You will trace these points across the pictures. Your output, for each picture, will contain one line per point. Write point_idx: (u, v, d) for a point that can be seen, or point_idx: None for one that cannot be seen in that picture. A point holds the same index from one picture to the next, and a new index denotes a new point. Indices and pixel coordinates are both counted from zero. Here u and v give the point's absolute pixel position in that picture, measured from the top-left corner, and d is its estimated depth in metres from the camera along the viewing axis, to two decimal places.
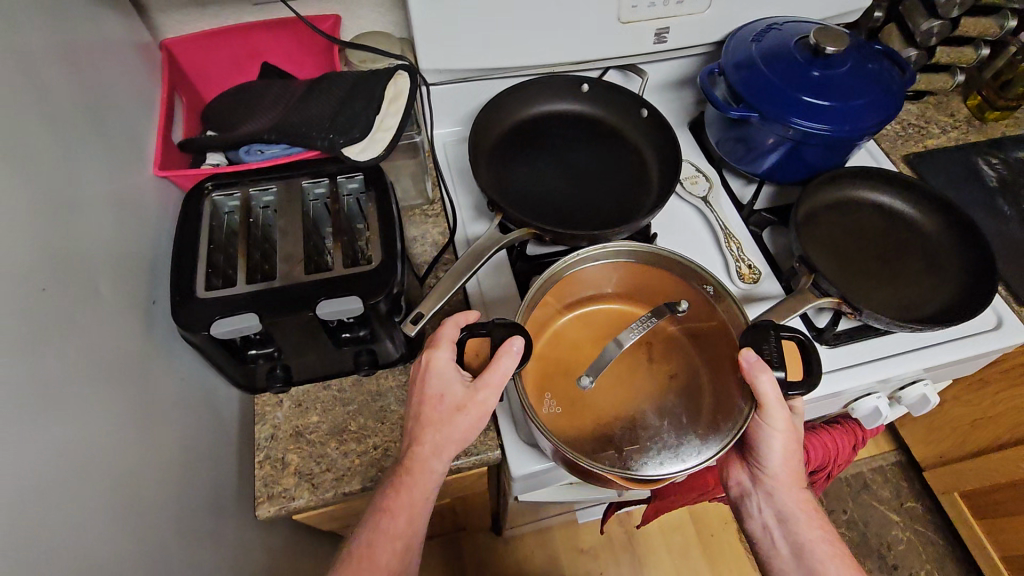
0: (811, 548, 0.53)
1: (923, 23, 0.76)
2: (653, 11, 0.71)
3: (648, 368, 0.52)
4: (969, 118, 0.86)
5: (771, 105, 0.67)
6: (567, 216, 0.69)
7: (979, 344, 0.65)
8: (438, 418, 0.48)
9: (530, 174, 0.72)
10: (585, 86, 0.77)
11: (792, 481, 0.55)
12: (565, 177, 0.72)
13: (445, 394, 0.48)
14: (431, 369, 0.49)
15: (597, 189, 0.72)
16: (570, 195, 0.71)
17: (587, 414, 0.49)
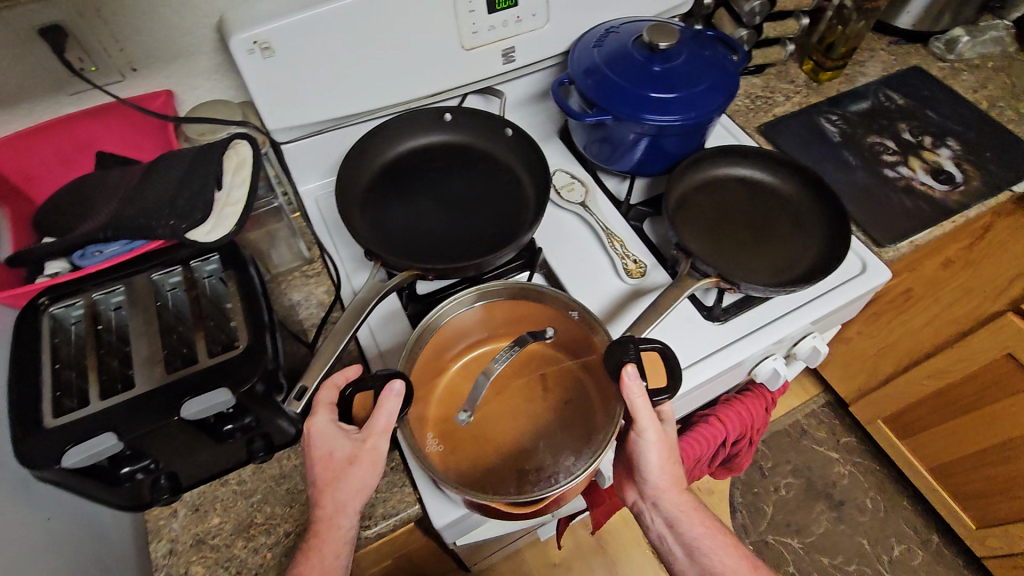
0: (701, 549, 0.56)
1: (746, 6, 0.81)
2: (493, 33, 0.72)
3: (538, 399, 0.55)
4: (808, 82, 0.93)
5: (621, 105, 0.70)
6: (449, 249, 0.68)
7: (851, 290, 0.70)
8: (332, 477, 0.47)
9: (407, 213, 0.71)
10: (447, 115, 0.77)
11: (672, 489, 0.57)
12: (443, 210, 0.72)
13: (333, 454, 0.48)
14: (313, 433, 0.48)
15: (476, 215, 0.72)
16: (451, 226, 0.71)
17: (479, 453, 0.52)
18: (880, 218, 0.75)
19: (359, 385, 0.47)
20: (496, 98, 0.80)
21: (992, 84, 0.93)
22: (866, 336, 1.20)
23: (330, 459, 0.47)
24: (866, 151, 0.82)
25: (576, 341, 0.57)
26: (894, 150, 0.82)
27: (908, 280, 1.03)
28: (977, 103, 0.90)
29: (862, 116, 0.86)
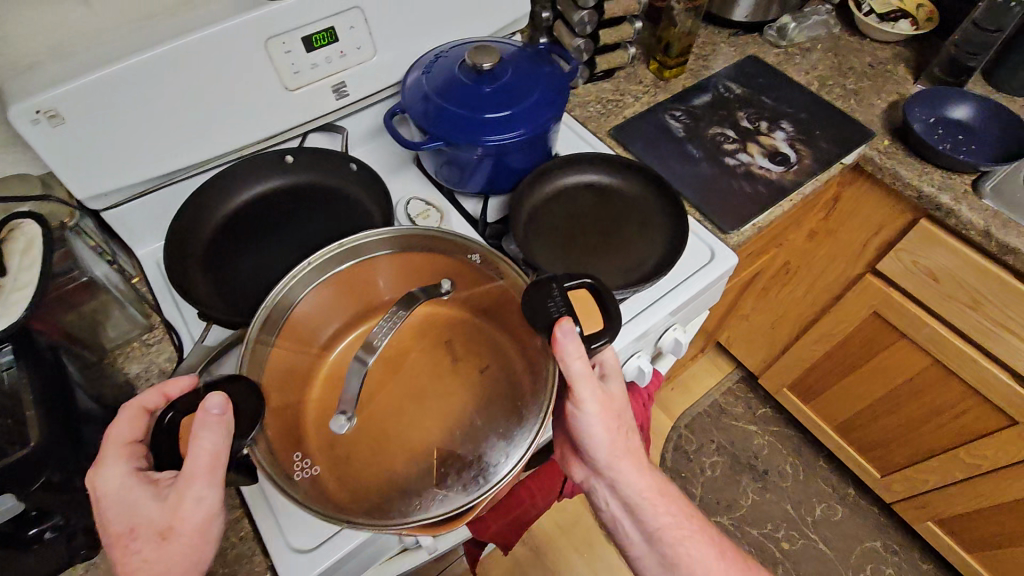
0: (661, 534, 0.59)
1: (576, 15, 0.83)
2: (318, 71, 0.70)
3: (451, 370, 0.54)
4: (655, 80, 0.96)
5: (456, 132, 0.70)
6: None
7: (702, 278, 0.72)
8: (146, 547, 0.43)
9: (252, 265, 0.69)
10: (288, 156, 0.75)
11: (629, 462, 0.57)
12: (290, 256, 0.70)
13: (138, 522, 0.43)
14: (102, 494, 0.43)
15: (326, 257, 0.70)
16: (298, 272, 0.69)
17: (382, 454, 0.50)
18: (724, 206, 0.78)
19: (182, 411, 0.44)
20: (338, 133, 0.79)
21: (823, 64, 0.99)
22: (761, 311, 1.25)
23: (139, 526, 0.43)
24: (708, 143, 0.85)
25: (478, 293, 0.57)
26: (734, 138, 0.86)
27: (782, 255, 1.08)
28: (809, 84, 0.95)
29: (704, 109, 0.90)
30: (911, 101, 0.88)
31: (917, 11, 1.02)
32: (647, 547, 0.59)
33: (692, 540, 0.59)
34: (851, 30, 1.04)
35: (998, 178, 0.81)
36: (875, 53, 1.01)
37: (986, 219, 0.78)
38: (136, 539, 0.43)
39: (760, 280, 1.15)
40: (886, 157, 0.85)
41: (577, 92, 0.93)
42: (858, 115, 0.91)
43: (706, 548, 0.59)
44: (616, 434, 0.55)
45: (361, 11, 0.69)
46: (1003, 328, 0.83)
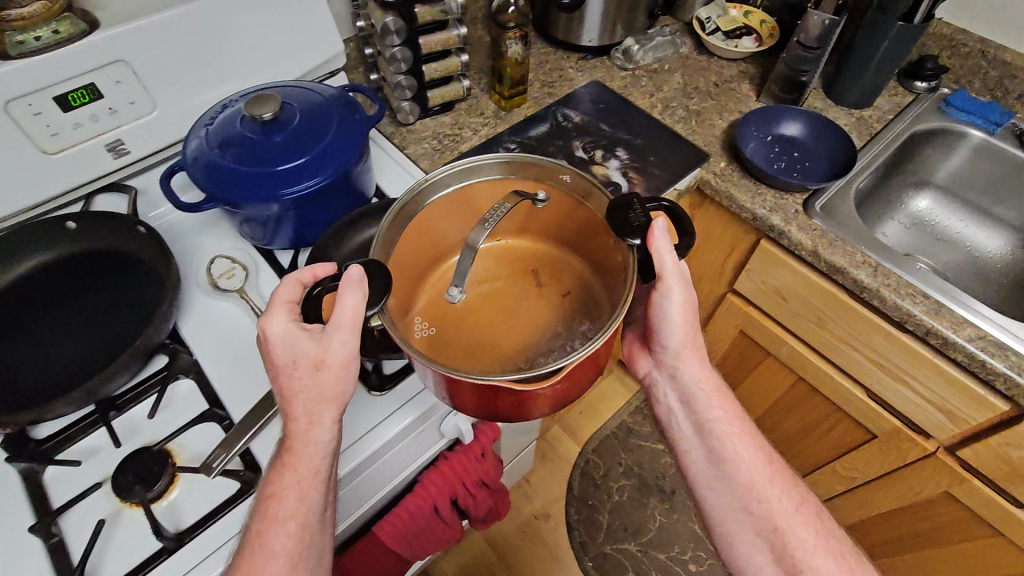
0: (714, 430, 0.65)
1: (387, 49, 0.78)
2: (83, 131, 0.65)
3: (530, 293, 0.60)
4: (496, 112, 0.93)
5: (244, 191, 0.64)
6: (62, 383, 0.61)
7: None
8: (302, 383, 0.53)
9: (17, 347, 0.62)
10: (68, 223, 0.69)
11: (688, 354, 0.64)
12: (61, 334, 0.64)
13: (300, 356, 0.52)
14: (270, 339, 0.53)
15: (103, 333, 0.64)
16: (68, 352, 0.63)
17: (482, 347, 0.55)
18: None
19: (327, 287, 0.49)
20: (128, 192, 0.73)
21: (668, 86, 0.97)
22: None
23: (297, 363, 0.52)
24: None
25: (559, 218, 0.60)
26: None
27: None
28: (652, 107, 0.94)
29: (540, 140, 0.87)
30: (744, 121, 0.87)
31: (761, 27, 1.02)
32: (699, 444, 0.65)
33: (735, 441, 0.64)
34: (700, 48, 1.04)
35: (827, 196, 0.81)
36: (721, 72, 1.00)
37: (813, 239, 0.77)
38: (296, 369, 0.52)
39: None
40: (720, 179, 0.84)
41: (412, 129, 0.90)
42: (697, 137, 0.89)
43: (752, 453, 0.64)
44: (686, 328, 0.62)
45: (126, 64, 0.64)
46: (847, 345, 0.82)
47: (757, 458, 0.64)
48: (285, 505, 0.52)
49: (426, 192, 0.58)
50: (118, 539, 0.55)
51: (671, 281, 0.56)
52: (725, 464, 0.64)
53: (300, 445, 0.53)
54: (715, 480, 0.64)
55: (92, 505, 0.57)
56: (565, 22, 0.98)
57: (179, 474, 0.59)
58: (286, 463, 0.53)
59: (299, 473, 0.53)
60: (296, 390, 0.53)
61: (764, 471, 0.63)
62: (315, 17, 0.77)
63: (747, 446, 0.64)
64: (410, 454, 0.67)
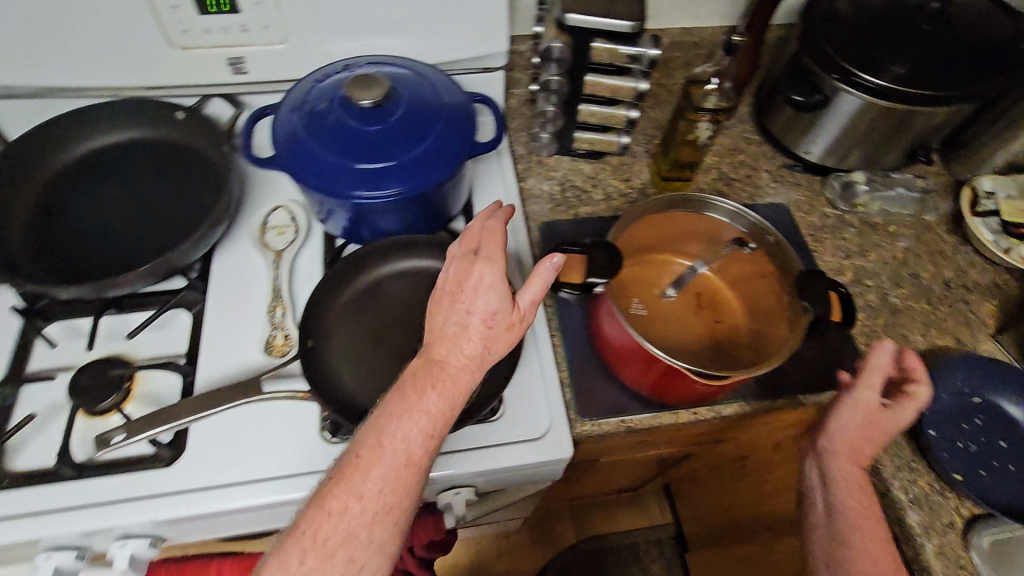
0: (840, 497, 0.53)
1: (545, 74, 0.67)
2: (211, 38, 0.63)
3: (701, 315, 0.62)
4: (645, 185, 0.76)
5: (307, 175, 0.58)
6: (92, 261, 0.62)
7: (506, 457, 0.56)
8: (461, 328, 0.48)
9: (85, 204, 0.66)
10: (178, 113, 0.69)
11: (846, 450, 0.54)
12: (121, 213, 0.66)
13: (479, 304, 0.48)
14: (479, 279, 0.49)
15: (150, 230, 0.65)
16: (115, 232, 0.64)
17: (653, 336, 0.60)
18: (597, 379, 0.61)
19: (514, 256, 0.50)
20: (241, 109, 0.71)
21: (876, 254, 0.72)
22: (715, 487, 0.99)
23: (474, 317, 0.48)
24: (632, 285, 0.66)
25: (748, 269, 0.62)
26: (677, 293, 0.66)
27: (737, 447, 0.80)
28: (836, 272, 0.70)
29: None
30: (950, 361, 0.60)
31: None
32: (824, 529, 0.53)
33: (859, 503, 0.52)
34: (955, 225, 0.75)
35: None
36: (965, 271, 0.72)
37: None
38: (472, 318, 0.48)
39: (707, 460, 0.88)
40: None
41: (543, 162, 0.77)
42: (871, 344, 0.65)
43: (867, 521, 0.52)
44: (862, 430, 0.54)
45: None
46: None
47: (872, 524, 0.51)
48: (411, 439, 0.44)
49: (703, 206, 0.62)
50: (45, 431, 0.56)
51: (888, 404, 0.54)
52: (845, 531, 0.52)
53: (449, 372, 0.47)
54: (826, 554, 0.52)
55: (47, 387, 0.58)
56: (789, 119, 0.76)
57: (130, 404, 0.58)
58: (420, 393, 0.46)
59: (434, 411, 0.45)
60: (456, 331, 0.48)
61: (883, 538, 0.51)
62: (488, 5, 0.66)
63: (873, 513, 0.52)
64: None
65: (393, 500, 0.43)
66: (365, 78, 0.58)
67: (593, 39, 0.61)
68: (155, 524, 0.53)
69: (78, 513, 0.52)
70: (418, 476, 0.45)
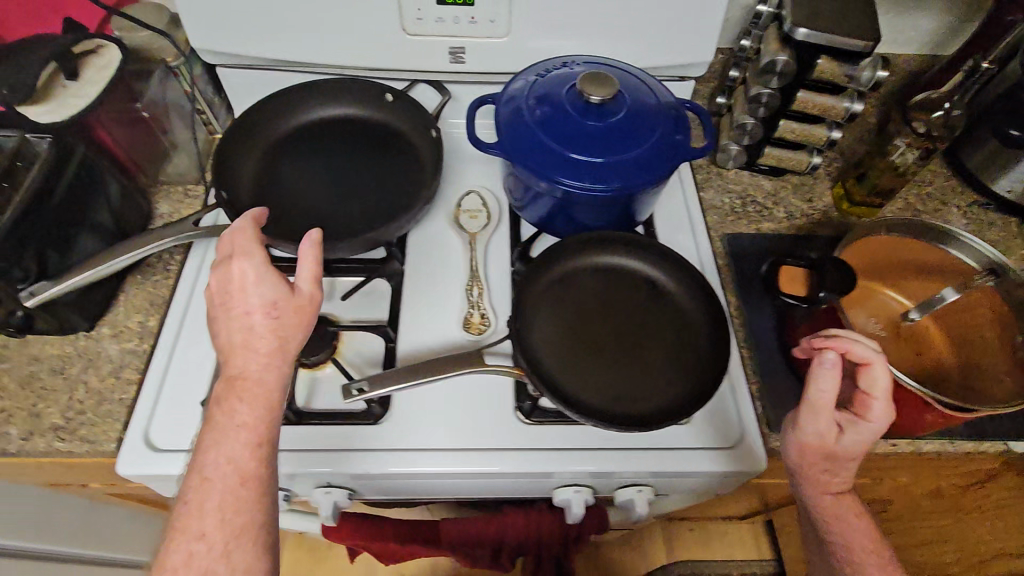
0: (840, 530, 0.52)
1: (755, 87, 0.65)
2: (442, 27, 0.65)
3: (920, 352, 0.60)
4: (828, 208, 0.75)
5: (527, 158, 0.61)
6: (309, 225, 0.65)
7: (695, 459, 0.58)
8: (292, 325, 0.46)
9: (299, 172, 0.69)
10: (388, 95, 0.72)
11: (822, 480, 0.51)
12: (331, 183, 0.69)
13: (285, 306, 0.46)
14: (234, 273, 0.46)
15: (360, 203, 0.68)
16: (327, 201, 0.67)
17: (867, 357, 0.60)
18: (789, 394, 0.60)
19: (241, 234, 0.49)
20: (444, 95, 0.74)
21: None
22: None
23: (258, 313, 0.45)
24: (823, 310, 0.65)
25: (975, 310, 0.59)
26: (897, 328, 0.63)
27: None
28: None
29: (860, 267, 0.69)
30: None
31: None
32: None
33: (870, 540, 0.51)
34: None
35: None
36: None
37: None
38: (275, 311, 0.46)
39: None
40: None
41: (723, 174, 0.77)
42: None
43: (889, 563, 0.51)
44: (828, 462, 0.51)
45: None
46: None
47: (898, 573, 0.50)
48: (236, 451, 0.41)
49: (945, 239, 0.59)
50: None
51: (843, 422, 0.50)
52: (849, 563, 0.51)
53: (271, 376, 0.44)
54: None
55: None
56: (991, 155, 0.73)
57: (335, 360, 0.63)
58: (252, 402, 0.43)
59: (249, 422, 0.42)
60: (233, 336, 0.45)
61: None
62: (708, 15, 0.66)
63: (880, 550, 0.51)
64: (562, 491, 0.60)
65: (228, 524, 0.39)
66: (601, 77, 0.61)
67: (817, 57, 0.61)
68: (364, 476, 0.56)
69: (298, 455, 0.56)
70: (264, 489, 0.41)
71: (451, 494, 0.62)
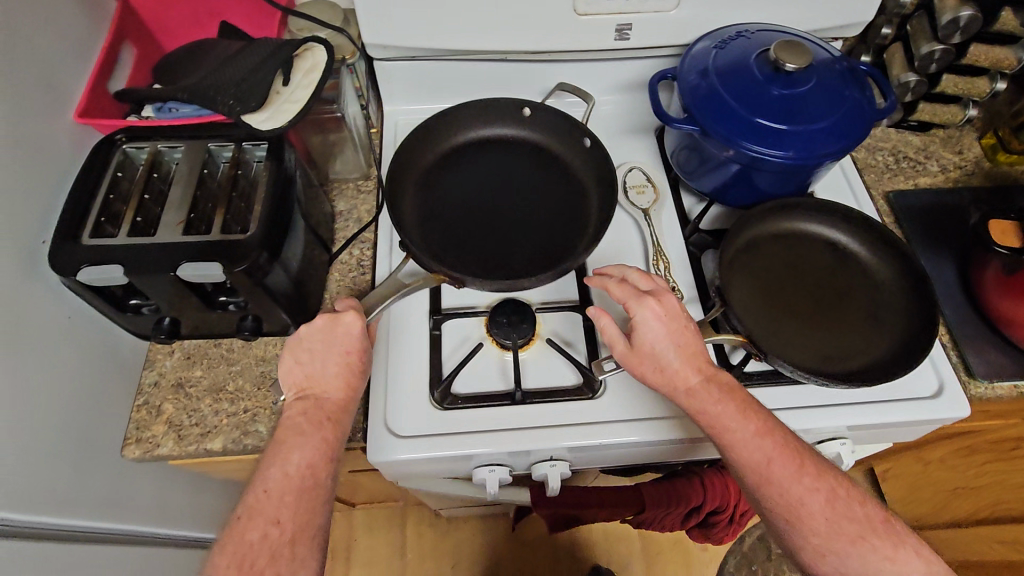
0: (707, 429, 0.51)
1: (926, 46, 0.67)
2: (611, 5, 0.67)
3: None
4: (979, 159, 0.76)
5: (718, 122, 0.61)
6: (490, 255, 0.62)
7: (908, 412, 0.59)
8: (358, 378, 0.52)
9: (461, 201, 0.66)
10: (526, 109, 0.69)
11: (674, 385, 0.52)
12: (494, 208, 0.65)
13: (341, 353, 0.52)
14: (339, 327, 0.52)
15: (530, 226, 0.64)
16: (498, 228, 0.64)
17: None
18: (985, 342, 0.62)
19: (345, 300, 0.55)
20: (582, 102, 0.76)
21: None
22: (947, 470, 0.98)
23: (349, 358, 0.52)
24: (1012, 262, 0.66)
25: None
26: None
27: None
28: None
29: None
30: None
31: None
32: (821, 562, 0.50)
33: (733, 415, 0.50)
34: None
35: None
36: None
37: None
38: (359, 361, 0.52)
39: (969, 445, 0.87)
40: None
41: (872, 133, 0.78)
42: None
43: (777, 435, 0.50)
44: (657, 363, 0.53)
45: None
46: None
47: (772, 439, 0.50)
48: (316, 459, 0.47)
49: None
50: (478, 361, 0.63)
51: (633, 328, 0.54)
52: (720, 438, 0.50)
53: (329, 411, 0.50)
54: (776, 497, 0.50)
55: (469, 323, 0.66)
56: None
57: (537, 339, 0.64)
58: (336, 417, 0.50)
59: (304, 462, 0.47)
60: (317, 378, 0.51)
61: (787, 449, 0.49)
62: None
63: (761, 423, 0.50)
64: None
65: (274, 544, 0.43)
66: (794, 44, 0.62)
67: (1001, 7, 0.62)
68: (587, 445, 0.58)
69: (533, 432, 0.58)
70: (319, 495, 0.46)
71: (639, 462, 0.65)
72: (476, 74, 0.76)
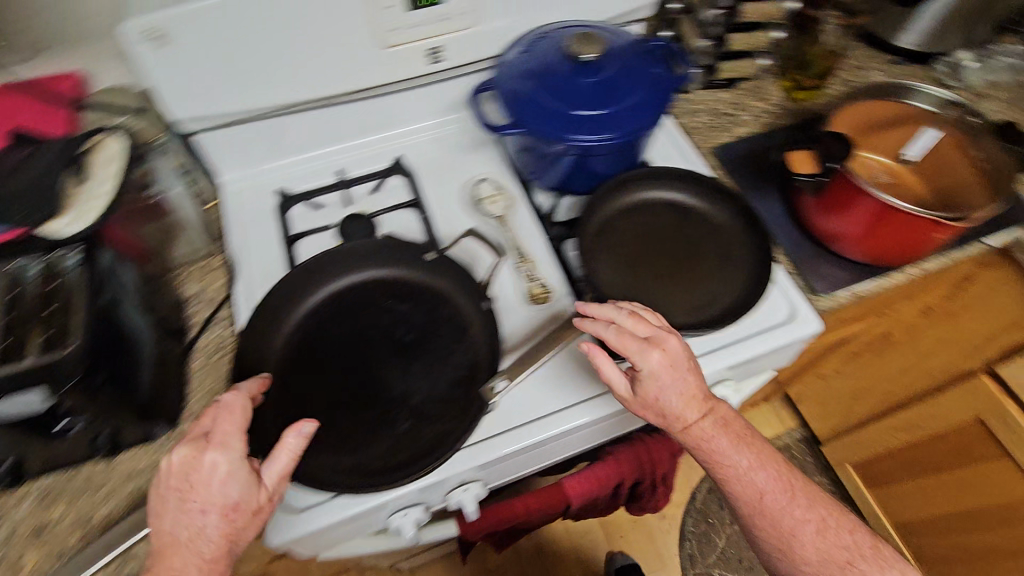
0: (703, 456, 0.55)
1: None
2: (416, 32, 0.68)
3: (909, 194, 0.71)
4: (783, 99, 0.84)
5: (539, 121, 0.64)
6: (350, 426, 0.56)
7: (770, 341, 0.64)
8: (235, 528, 0.46)
9: (330, 351, 0.59)
10: (428, 255, 0.63)
11: (675, 420, 0.54)
12: (369, 374, 0.58)
13: (209, 500, 0.45)
14: (196, 466, 0.45)
15: (405, 398, 0.57)
16: (365, 398, 0.57)
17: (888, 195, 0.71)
18: (819, 261, 0.69)
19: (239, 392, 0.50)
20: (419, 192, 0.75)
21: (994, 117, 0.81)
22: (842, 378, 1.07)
23: (211, 510, 0.45)
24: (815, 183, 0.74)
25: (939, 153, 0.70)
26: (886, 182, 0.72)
27: (885, 327, 0.89)
28: None
29: None
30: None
31: None
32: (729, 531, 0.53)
33: (729, 448, 0.54)
34: None
35: None
36: None
37: None
38: (229, 511, 0.45)
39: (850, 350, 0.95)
40: None
41: (688, 97, 0.85)
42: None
43: (770, 463, 0.55)
44: (657, 404, 0.54)
45: None
46: None
47: (749, 447, 0.54)
48: None
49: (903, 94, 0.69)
50: None
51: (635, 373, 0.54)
52: (716, 469, 0.55)
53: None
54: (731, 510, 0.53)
55: None
56: (891, 16, 0.85)
57: None
58: None
59: None
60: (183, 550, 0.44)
61: (762, 453, 0.55)
62: None
63: (757, 456, 0.54)
64: None
65: None
66: (587, 37, 0.66)
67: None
68: (491, 461, 0.58)
69: None
70: None
71: (551, 460, 0.66)
72: (304, 124, 0.75)
